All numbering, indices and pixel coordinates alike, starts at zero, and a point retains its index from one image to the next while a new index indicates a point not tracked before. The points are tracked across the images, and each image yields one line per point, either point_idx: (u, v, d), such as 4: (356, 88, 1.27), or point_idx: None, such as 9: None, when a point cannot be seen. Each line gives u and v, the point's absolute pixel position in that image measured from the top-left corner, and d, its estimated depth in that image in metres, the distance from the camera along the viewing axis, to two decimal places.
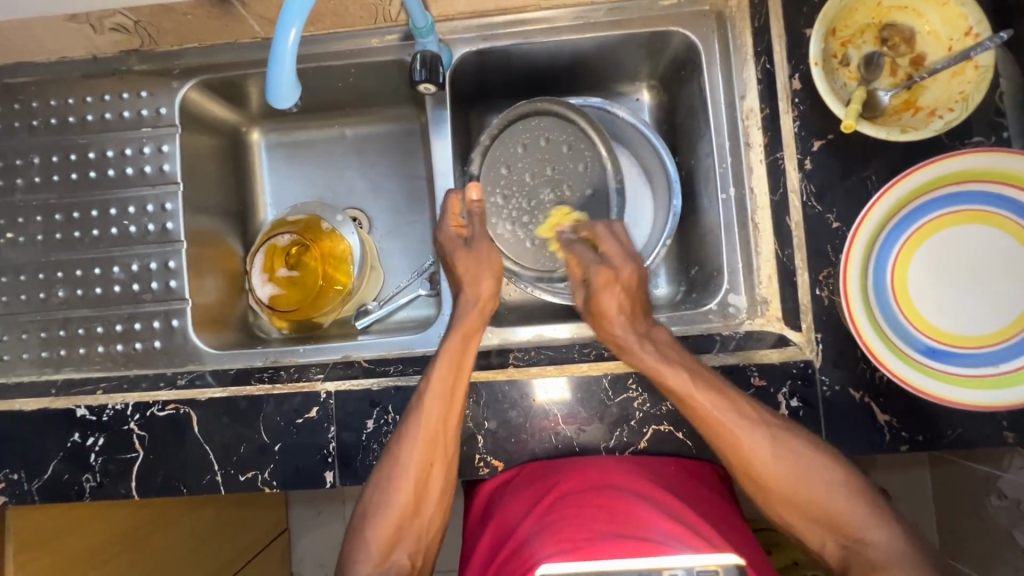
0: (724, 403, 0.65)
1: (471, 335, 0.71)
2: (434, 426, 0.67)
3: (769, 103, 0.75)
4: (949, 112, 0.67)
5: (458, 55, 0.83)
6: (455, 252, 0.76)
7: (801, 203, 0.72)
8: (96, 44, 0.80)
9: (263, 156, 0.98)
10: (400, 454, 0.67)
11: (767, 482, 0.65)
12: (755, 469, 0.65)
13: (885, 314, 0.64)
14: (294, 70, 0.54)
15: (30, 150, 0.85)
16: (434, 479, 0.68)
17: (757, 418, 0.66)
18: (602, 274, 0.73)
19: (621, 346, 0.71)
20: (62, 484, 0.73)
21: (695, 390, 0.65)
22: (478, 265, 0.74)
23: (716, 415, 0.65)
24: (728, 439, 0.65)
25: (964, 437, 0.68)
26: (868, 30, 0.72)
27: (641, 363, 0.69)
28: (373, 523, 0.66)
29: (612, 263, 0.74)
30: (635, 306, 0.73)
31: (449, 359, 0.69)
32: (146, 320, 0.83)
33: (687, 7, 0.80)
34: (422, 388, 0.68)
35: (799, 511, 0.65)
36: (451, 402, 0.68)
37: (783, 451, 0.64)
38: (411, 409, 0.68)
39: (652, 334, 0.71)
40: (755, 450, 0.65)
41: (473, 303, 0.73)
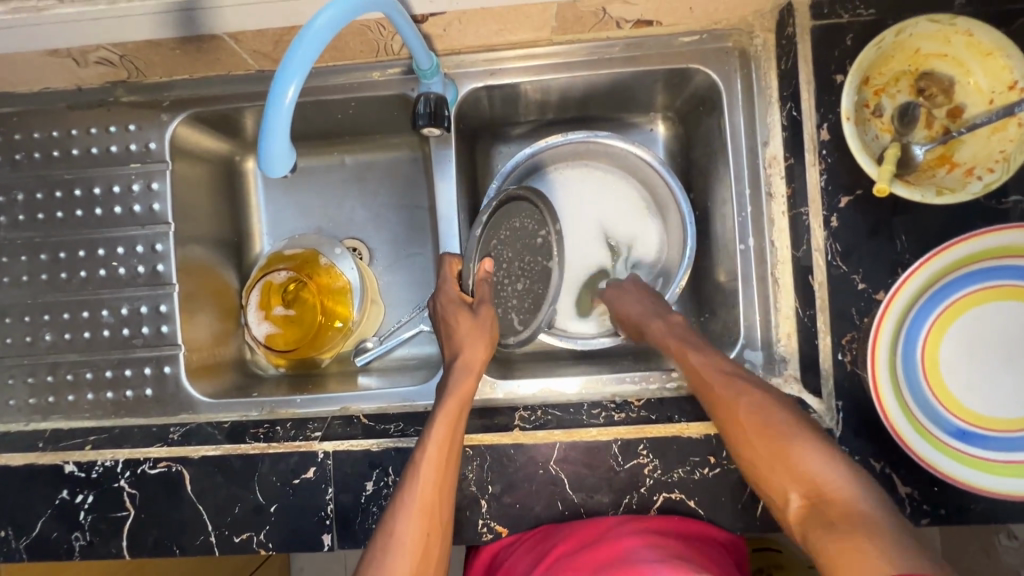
0: (715, 361, 0.67)
1: (464, 397, 0.67)
2: (429, 497, 0.62)
3: (794, 152, 0.71)
4: (988, 174, 0.63)
5: (464, 91, 0.78)
6: (457, 317, 0.71)
7: (825, 262, 0.68)
8: (81, 76, 0.76)
9: (259, 186, 0.94)
10: (393, 531, 0.60)
11: (747, 436, 0.60)
12: (737, 422, 0.62)
13: (914, 390, 0.60)
14: (288, 138, 0.50)
15: (13, 185, 0.81)
16: (432, 560, 0.60)
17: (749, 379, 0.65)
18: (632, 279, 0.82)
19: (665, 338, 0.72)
20: (50, 542, 0.71)
21: (687, 350, 0.69)
22: (477, 330, 0.70)
23: (707, 368, 0.66)
24: (716, 391, 0.64)
25: (988, 511, 0.65)
26: (903, 78, 0.67)
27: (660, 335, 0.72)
28: None
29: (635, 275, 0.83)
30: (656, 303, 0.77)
31: (444, 424, 0.65)
32: (137, 367, 0.79)
33: (709, 43, 0.75)
34: (416, 457, 0.64)
35: (777, 469, 0.57)
36: (445, 465, 0.64)
37: (768, 409, 0.61)
38: (407, 478, 0.64)
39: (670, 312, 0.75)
40: (740, 402, 0.62)
41: (466, 369, 0.69)
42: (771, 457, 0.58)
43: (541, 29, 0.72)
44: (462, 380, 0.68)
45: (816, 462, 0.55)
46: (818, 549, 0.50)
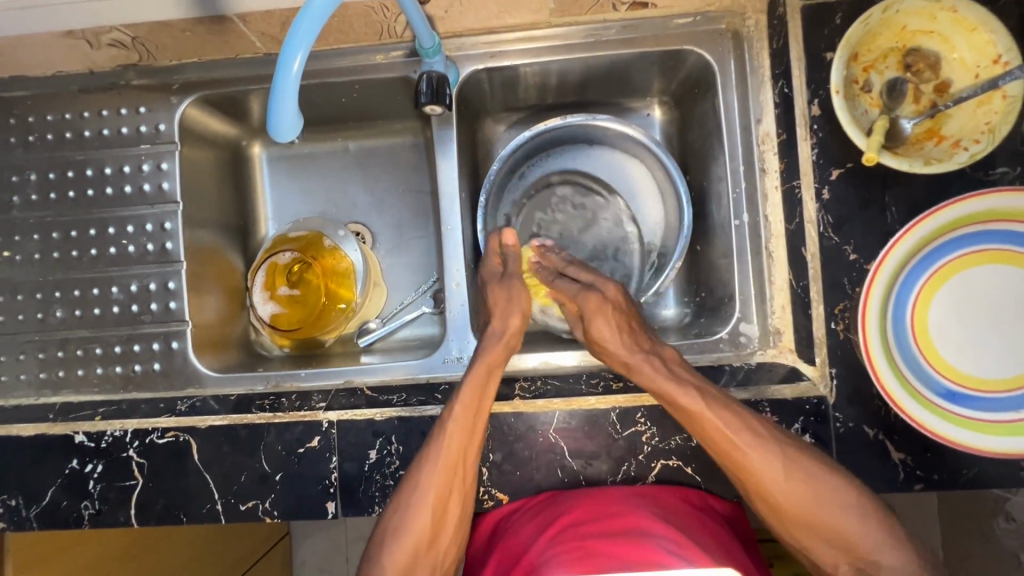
0: (737, 422, 0.63)
1: (493, 365, 0.70)
2: (453, 456, 0.65)
3: (786, 128, 0.73)
4: (975, 144, 0.65)
5: (465, 72, 0.80)
6: (492, 289, 0.75)
7: (818, 234, 0.70)
8: (94, 59, 0.78)
9: (265, 170, 0.96)
10: (419, 481, 0.65)
11: (781, 506, 0.62)
12: (768, 491, 0.62)
13: (904, 355, 0.62)
14: (296, 103, 0.51)
15: (26, 166, 0.83)
16: (452, 510, 0.66)
17: (773, 438, 0.63)
18: (590, 300, 0.71)
19: (628, 365, 0.69)
20: (60, 510, 0.72)
21: (705, 408, 0.63)
22: (511, 302, 0.74)
23: (721, 431, 0.62)
24: (741, 460, 0.62)
25: (979, 476, 0.66)
26: (891, 55, 0.69)
27: (649, 381, 0.66)
28: (388, 551, 0.64)
29: (595, 286, 0.73)
30: (624, 323, 0.71)
31: (471, 390, 0.67)
32: (145, 342, 0.81)
33: (703, 25, 0.77)
34: (444, 418, 0.67)
35: (817, 535, 0.62)
36: (473, 434, 0.66)
37: (799, 474, 0.61)
38: (433, 437, 0.67)
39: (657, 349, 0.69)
40: (770, 475, 0.62)
41: (498, 338, 0.72)
42: (814, 527, 0.61)
43: (540, 11, 0.75)
44: (493, 346, 0.71)
45: (858, 529, 0.60)
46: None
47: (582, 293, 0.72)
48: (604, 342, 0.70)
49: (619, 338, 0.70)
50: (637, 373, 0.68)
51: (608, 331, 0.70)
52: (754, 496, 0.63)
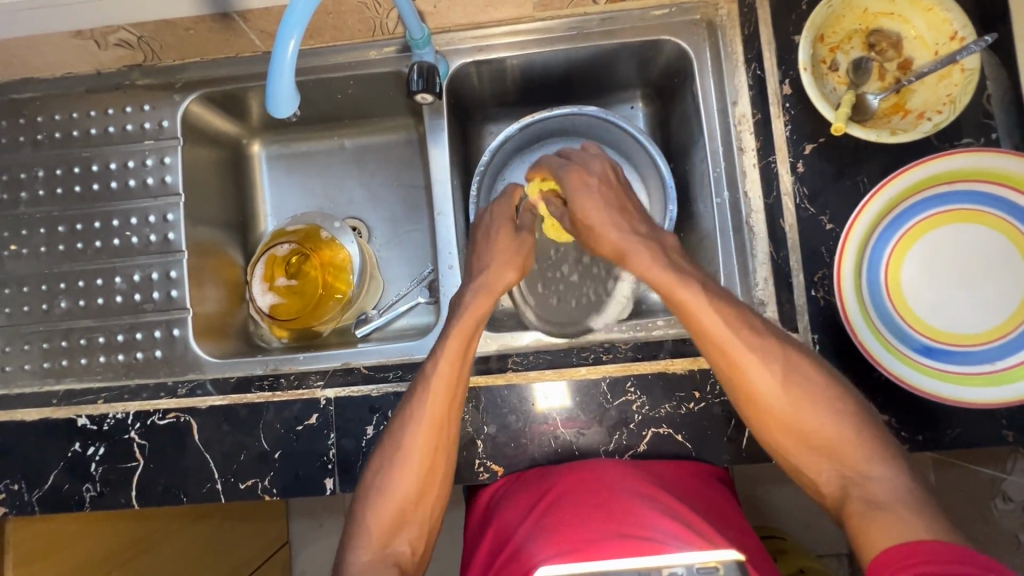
0: (736, 323, 0.65)
1: (476, 317, 0.72)
2: (440, 408, 0.67)
3: (761, 108, 0.76)
4: (938, 114, 0.69)
5: (455, 66, 0.85)
6: (500, 228, 0.78)
7: (794, 206, 0.73)
8: (100, 60, 0.82)
9: (263, 168, 0.99)
10: (405, 433, 0.67)
11: (770, 408, 0.64)
12: (756, 391, 0.64)
13: (880, 313, 0.66)
14: (293, 81, 0.55)
15: (34, 163, 0.87)
16: (437, 466, 0.68)
17: (770, 336, 0.65)
18: (573, 171, 0.78)
19: (620, 248, 0.72)
20: (63, 493, 0.75)
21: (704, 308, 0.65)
22: (513, 254, 0.77)
23: (716, 323, 0.65)
24: (728, 350, 0.65)
25: (963, 436, 0.68)
26: (855, 36, 0.73)
27: (645, 270, 0.70)
28: (372, 507, 0.67)
29: (588, 163, 0.79)
30: (614, 203, 0.76)
31: (459, 337, 0.70)
32: (147, 330, 0.84)
33: (679, 16, 0.82)
34: (428, 375, 0.69)
35: (794, 430, 0.64)
36: (455, 389, 0.68)
37: (790, 377, 0.64)
38: (416, 395, 0.68)
39: (657, 237, 0.74)
40: (761, 372, 0.64)
41: (484, 290, 0.74)
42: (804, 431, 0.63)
43: (524, 5, 0.79)
44: (475, 298, 0.73)
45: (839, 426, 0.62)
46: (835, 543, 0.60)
47: (565, 167, 0.79)
48: (589, 221, 0.75)
49: (608, 216, 0.74)
50: (631, 255, 0.71)
51: (594, 211, 0.75)
52: (741, 397, 0.66)
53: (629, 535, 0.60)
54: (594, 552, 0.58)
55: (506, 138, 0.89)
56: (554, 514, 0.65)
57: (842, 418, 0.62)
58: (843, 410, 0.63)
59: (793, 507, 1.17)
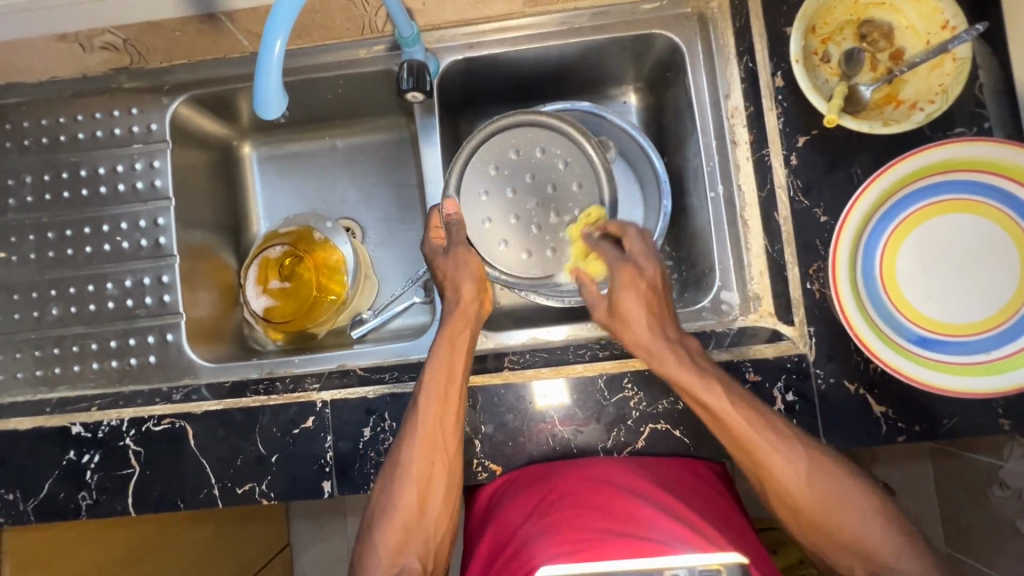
0: (754, 415, 0.64)
1: (454, 334, 0.72)
2: (432, 427, 0.67)
3: (753, 102, 0.76)
4: (931, 105, 0.68)
5: (445, 64, 0.84)
6: (440, 265, 0.78)
7: (789, 198, 0.73)
8: (86, 64, 0.81)
9: (255, 170, 0.98)
10: (402, 455, 0.68)
11: (788, 498, 0.64)
12: (778, 484, 0.64)
13: (876, 305, 0.66)
14: (281, 83, 0.54)
15: (21, 169, 0.86)
16: (436, 481, 0.69)
17: (792, 438, 0.64)
18: (625, 273, 0.73)
19: (649, 350, 0.68)
20: (58, 502, 0.74)
21: (727, 408, 0.64)
22: (461, 268, 0.76)
23: (735, 419, 0.64)
24: (747, 443, 0.64)
25: (959, 426, 0.68)
26: (847, 27, 0.73)
27: (671, 372, 0.66)
28: (379, 527, 0.68)
29: (635, 262, 0.74)
30: (652, 304, 0.71)
31: (439, 367, 0.69)
32: (141, 335, 0.83)
33: (670, 10, 0.81)
34: (416, 396, 0.69)
35: (825, 533, 0.63)
36: (447, 408, 0.68)
37: (813, 472, 0.63)
38: (408, 417, 0.69)
39: (682, 340, 0.69)
40: (786, 471, 0.63)
41: (459, 311, 0.74)
42: (835, 532, 0.63)
43: (513, 1, 0.79)
44: (452, 317, 0.73)
45: (848, 496, 0.63)
46: None
47: (619, 266, 0.74)
48: (630, 318, 0.71)
49: (648, 321, 0.70)
50: (659, 359, 0.68)
51: (638, 311, 0.70)
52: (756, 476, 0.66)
53: (631, 534, 0.58)
54: (595, 552, 0.56)
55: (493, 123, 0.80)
56: (553, 513, 0.64)
57: (867, 522, 0.62)
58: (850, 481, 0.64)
59: None
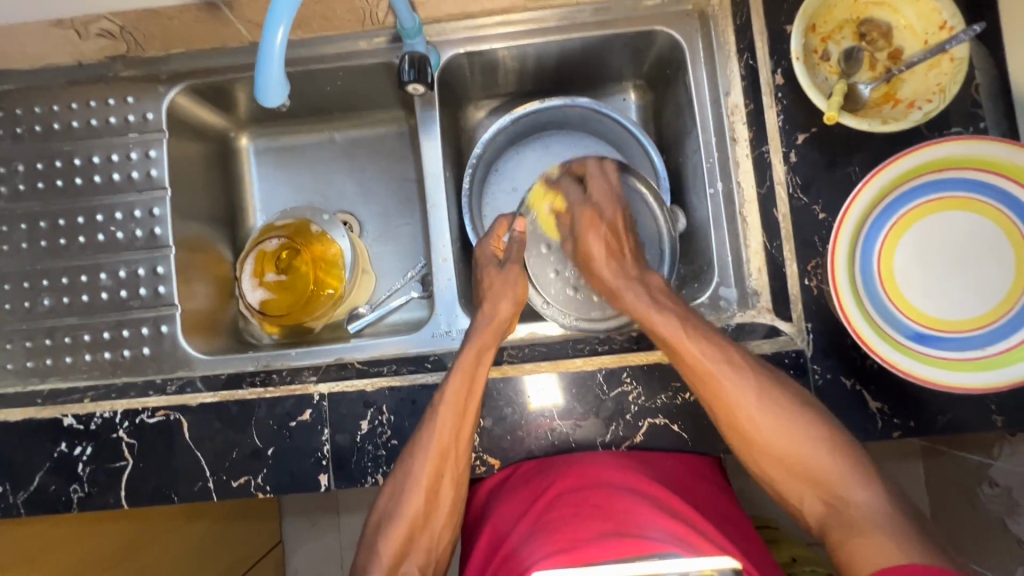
0: (716, 353, 0.67)
1: (483, 349, 0.71)
2: (445, 441, 0.67)
3: (754, 98, 0.76)
4: (928, 104, 0.69)
5: (446, 57, 0.84)
6: (487, 273, 0.79)
7: (788, 195, 0.73)
8: (81, 51, 0.80)
9: (252, 162, 0.97)
10: (412, 466, 0.68)
11: (746, 431, 0.66)
12: (735, 417, 0.66)
13: (873, 301, 0.67)
14: (282, 70, 0.54)
15: (13, 157, 0.84)
16: (444, 491, 0.69)
17: (749, 367, 0.67)
18: (585, 214, 0.78)
19: (613, 289, 0.75)
20: (49, 495, 0.73)
21: (686, 339, 0.67)
22: (505, 286, 0.77)
23: (700, 360, 0.66)
24: (711, 383, 0.66)
25: (954, 422, 0.69)
26: (847, 26, 0.73)
27: (634, 307, 0.72)
28: (385, 534, 0.68)
29: (595, 202, 0.79)
30: (614, 243, 0.77)
31: (461, 374, 0.69)
32: (135, 327, 0.82)
33: (672, 7, 0.81)
34: (435, 403, 0.68)
35: (783, 467, 0.66)
36: (463, 419, 0.68)
37: (771, 405, 0.65)
38: (426, 421, 0.69)
39: (642, 277, 0.75)
40: (742, 403, 0.66)
41: (488, 323, 0.74)
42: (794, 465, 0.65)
43: None
44: (483, 330, 0.73)
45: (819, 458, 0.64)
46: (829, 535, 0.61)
47: (580, 206, 0.79)
48: (592, 258, 0.77)
49: (608, 259, 0.76)
50: (621, 297, 0.74)
51: (600, 246, 0.77)
52: (723, 419, 0.67)
53: (624, 533, 0.58)
54: (584, 552, 0.56)
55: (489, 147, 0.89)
56: (553, 510, 0.64)
57: (836, 466, 0.64)
58: (817, 427, 0.65)
59: None
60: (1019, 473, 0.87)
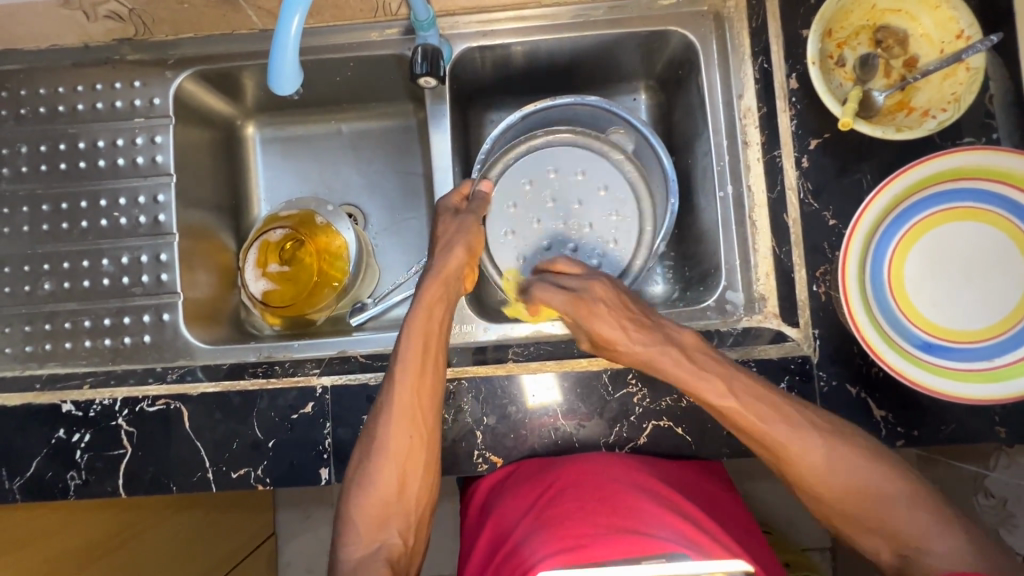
0: (773, 413, 0.63)
1: (434, 303, 0.70)
2: (406, 399, 0.66)
3: (767, 102, 0.76)
4: (942, 113, 0.69)
5: (458, 50, 0.83)
6: (443, 223, 0.76)
7: (798, 200, 0.73)
8: (89, 32, 0.79)
9: (258, 151, 0.96)
10: (377, 427, 0.67)
11: (800, 473, 0.63)
12: (796, 467, 0.63)
13: (883, 308, 0.66)
14: (297, 57, 0.53)
15: (16, 139, 0.83)
16: (415, 457, 0.67)
17: (809, 424, 0.63)
18: (579, 309, 0.69)
19: (646, 364, 0.67)
20: (45, 482, 0.72)
21: (736, 401, 0.63)
22: (459, 233, 0.74)
23: (755, 425, 0.63)
24: (771, 445, 0.63)
25: (957, 433, 0.69)
26: (863, 32, 0.73)
27: (672, 375, 0.66)
28: (357, 503, 0.66)
29: (579, 291, 0.71)
30: (625, 318, 0.69)
31: (417, 327, 0.68)
32: (135, 314, 0.81)
33: (687, 7, 0.81)
34: (394, 366, 0.68)
35: (858, 522, 0.62)
36: (422, 376, 0.67)
37: (837, 462, 0.61)
38: (385, 387, 0.68)
39: (672, 336, 0.68)
40: (804, 451, 0.62)
41: (437, 276, 0.71)
42: (864, 519, 0.61)
43: None
44: (433, 283, 0.71)
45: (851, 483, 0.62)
46: None
47: (569, 304, 0.70)
48: (613, 343, 0.68)
49: (625, 336, 0.68)
50: (655, 366, 0.67)
51: (616, 332, 0.68)
52: (790, 482, 0.64)
53: (632, 530, 0.59)
54: (595, 549, 0.56)
55: (495, 148, 0.88)
56: (557, 505, 0.64)
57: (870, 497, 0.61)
58: (883, 475, 0.61)
59: (784, 504, 1.17)
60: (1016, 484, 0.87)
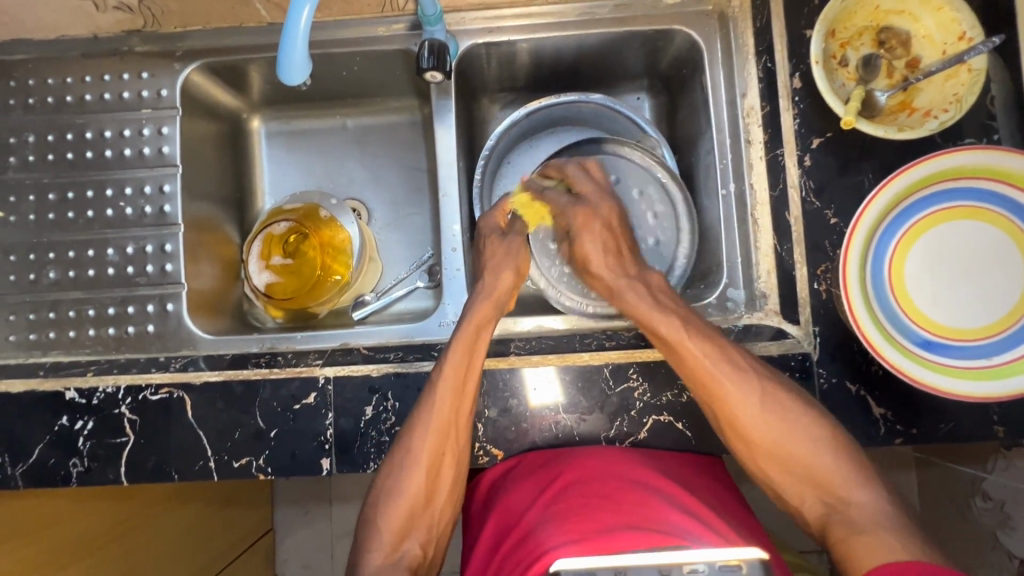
0: (716, 353, 0.66)
1: (482, 324, 0.71)
2: (445, 418, 0.66)
3: (770, 101, 0.76)
4: (944, 114, 0.69)
5: (464, 47, 0.83)
6: (488, 244, 0.78)
7: (800, 199, 0.74)
8: (98, 23, 0.80)
9: (263, 144, 0.97)
10: (410, 442, 0.67)
11: (742, 427, 0.66)
12: (730, 406, 0.66)
13: (883, 306, 0.67)
14: (305, 48, 0.53)
15: (23, 128, 0.84)
16: (444, 470, 0.68)
17: (749, 368, 0.67)
18: (579, 215, 0.77)
19: (611, 288, 0.75)
20: (47, 468, 0.73)
21: (687, 339, 0.67)
22: (506, 257, 0.76)
23: (702, 364, 0.66)
24: (711, 386, 0.66)
25: (955, 431, 0.69)
26: (866, 33, 0.74)
27: (634, 307, 0.72)
28: (384, 516, 0.67)
29: (588, 202, 0.79)
30: (612, 242, 0.77)
31: (459, 348, 0.68)
32: (140, 304, 0.82)
33: (691, 7, 0.81)
34: (434, 381, 0.68)
35: (782, 466, 0.66)
36: (462, 396, 0.67)
37: (773, 407, 0.65)
38: (424, 400, 0.68)
39: (642, 275, 0.75)
40: (740, 392, 0.65)
41: (487, 295, 0.73)
42: (792, 463, 0.65)
43: None
44: (481, 303, 0.72)
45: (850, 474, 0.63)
46: (833, 537, 0.60)
47: (572, 210, 0.78)
48: (590, 261, 0.77)
49: (604, 259, 0.76)
50: (621, 297, 0.74)
51: (596, 253, 0.76)
52: (722, 422, 0.67)
53: (639, 526, 0.58)
54: (600, 543, 0.56)
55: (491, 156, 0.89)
56: (562, 501, 0.64)
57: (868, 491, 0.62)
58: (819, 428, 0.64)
59: None
60: (1013, 487, 0.87)
